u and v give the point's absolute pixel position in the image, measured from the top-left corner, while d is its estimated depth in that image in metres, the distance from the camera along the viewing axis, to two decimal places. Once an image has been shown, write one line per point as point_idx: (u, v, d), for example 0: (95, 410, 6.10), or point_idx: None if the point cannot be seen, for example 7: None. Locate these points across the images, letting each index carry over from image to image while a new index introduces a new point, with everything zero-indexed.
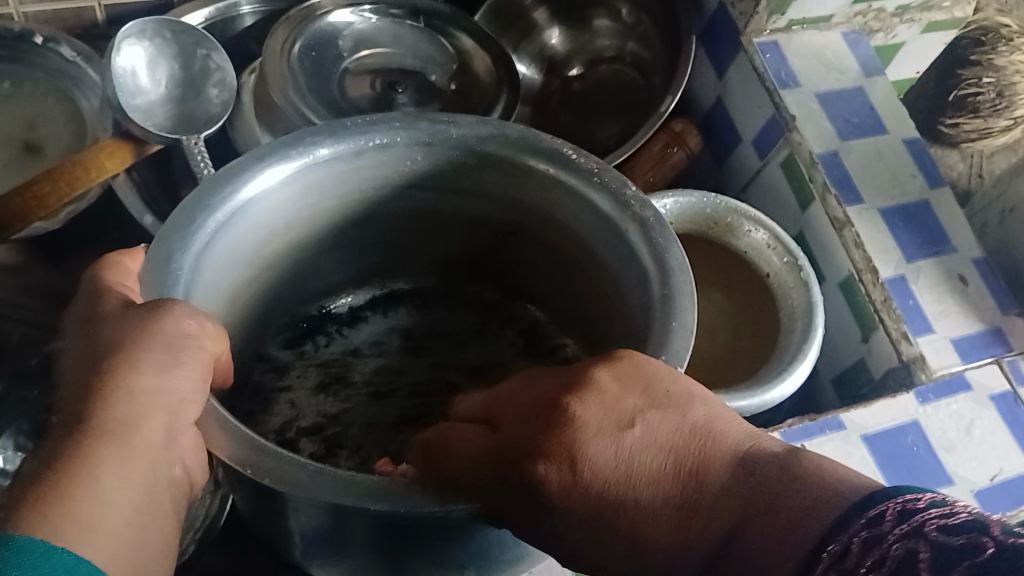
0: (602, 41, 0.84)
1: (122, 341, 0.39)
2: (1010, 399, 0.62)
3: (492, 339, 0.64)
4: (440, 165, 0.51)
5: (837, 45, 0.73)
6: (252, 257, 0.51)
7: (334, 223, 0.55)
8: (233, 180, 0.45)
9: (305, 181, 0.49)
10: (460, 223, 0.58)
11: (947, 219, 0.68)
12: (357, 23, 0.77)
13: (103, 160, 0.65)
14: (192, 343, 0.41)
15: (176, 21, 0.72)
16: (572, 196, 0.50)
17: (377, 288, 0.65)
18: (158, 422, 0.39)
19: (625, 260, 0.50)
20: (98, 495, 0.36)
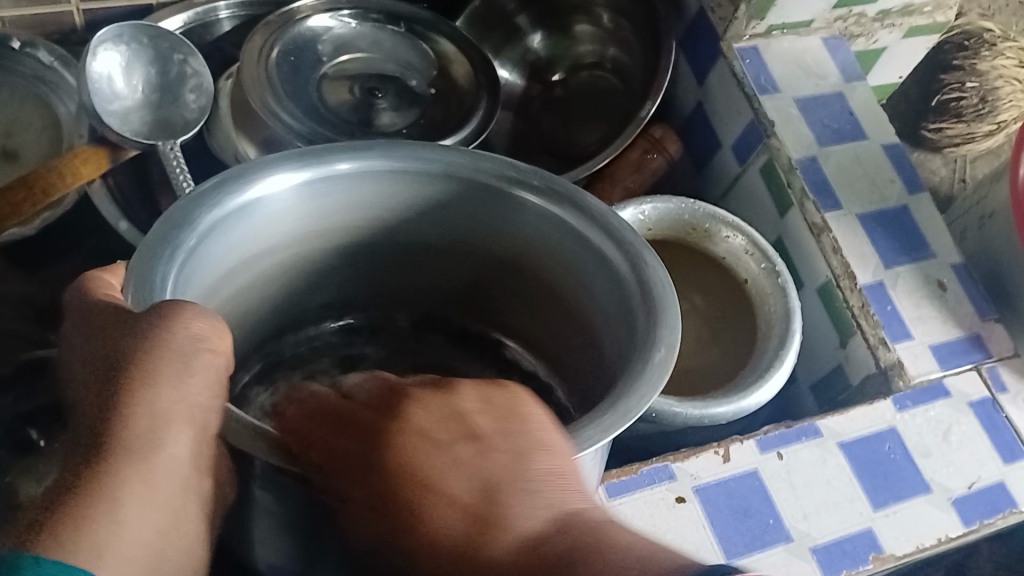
0: (583, 47, 0.84)
1: (134, 350, 0.35)
2: (989, 405, 0.62)
3: (460, 366, 0.61)
4: (415, 191, 0.49)
5: (817, 50, 0.73)
6: (217, 292, 0.46)
7: (306, 255, 0.52)
8: (214, 200, 0.42)
9: (278, 209, 0.46)
10: (433, 254, 0.55)
11: (926, 224, 0.68)
12: (335, 27, 0.77)
13: (79, 167, 0.64)
14: (204, 348, 0.37)
15: (153, 26, 0.71)
16: (573, 233, 0.48)
17: (336, 322, 0.60)
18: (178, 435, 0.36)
19: (615, 297, 0.47)
20: (122, 511, 0.33)
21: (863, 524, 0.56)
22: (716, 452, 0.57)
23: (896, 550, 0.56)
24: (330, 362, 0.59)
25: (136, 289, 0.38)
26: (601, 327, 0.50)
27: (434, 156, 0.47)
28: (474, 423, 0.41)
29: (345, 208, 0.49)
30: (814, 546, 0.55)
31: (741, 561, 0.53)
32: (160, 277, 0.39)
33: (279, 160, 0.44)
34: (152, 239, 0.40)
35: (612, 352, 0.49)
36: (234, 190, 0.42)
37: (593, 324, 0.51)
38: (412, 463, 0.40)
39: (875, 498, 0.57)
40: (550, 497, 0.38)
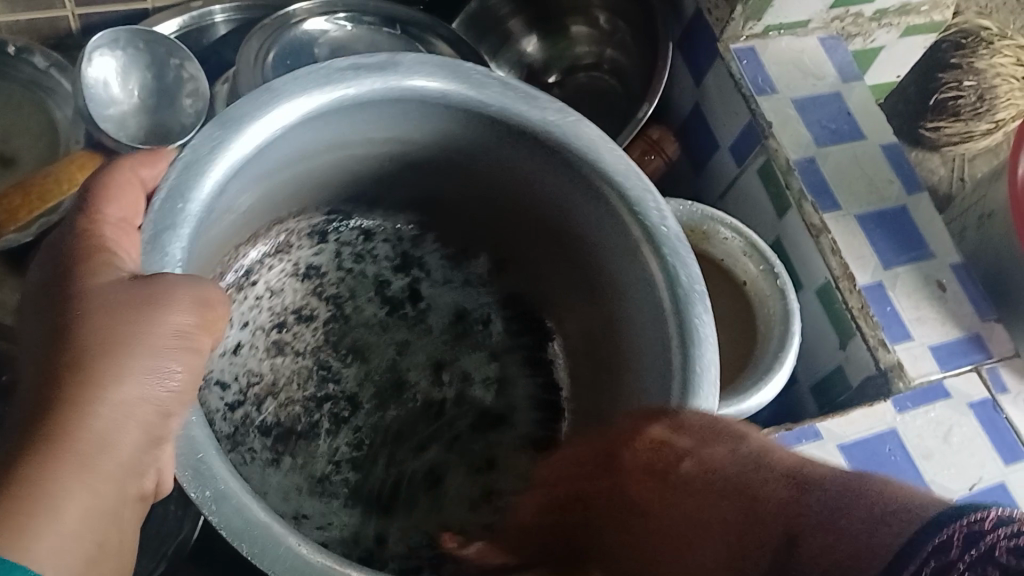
0: (580, 48, 0.84)
1: (105, 336, 0.37)
2: (989, 406, 0.62)
3: (472, 296, 0.64)
4: (446, 125, 0.51)
5: (815, 50, 0.73)
6: (276, 191, 0.53)
7: (335, 165, 0.54)
8: (247, 113, 0.44)
9: (303, 126, 0.47)
10: (468, 189, 0.58)
11: (925, 224, 0.68)
12: (331, 31, 0.77)
13: (75, 172, 0.64)
14: (173, 343, 0.39)
15: (148, 30, 0.71)
16: (595, 188, 0.50)
17: (369, 226, 0.63)
18: (134, 427, 0.37)
19: (622, 248, 0.51)
20: (66, 486, 0.34)
21: None
22: None
23: None
24: (364, 266, 0.62)
25: (150, 225, 0.40)
26: (594, 258, 0.54)
27: (472, 87, 0.48)
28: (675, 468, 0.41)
29: (364, 120, 0.49)
30: None
31: None
32: (177, 213, 0.41)
33: (314, 74, 0.46)
34: (175, 180, 0.42)
35: (619, 292, 0.53)
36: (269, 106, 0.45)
37: (590, 271, 0.55)
38: (695, 498, 0.39)
39: None
40: (735, 506, 0.37)
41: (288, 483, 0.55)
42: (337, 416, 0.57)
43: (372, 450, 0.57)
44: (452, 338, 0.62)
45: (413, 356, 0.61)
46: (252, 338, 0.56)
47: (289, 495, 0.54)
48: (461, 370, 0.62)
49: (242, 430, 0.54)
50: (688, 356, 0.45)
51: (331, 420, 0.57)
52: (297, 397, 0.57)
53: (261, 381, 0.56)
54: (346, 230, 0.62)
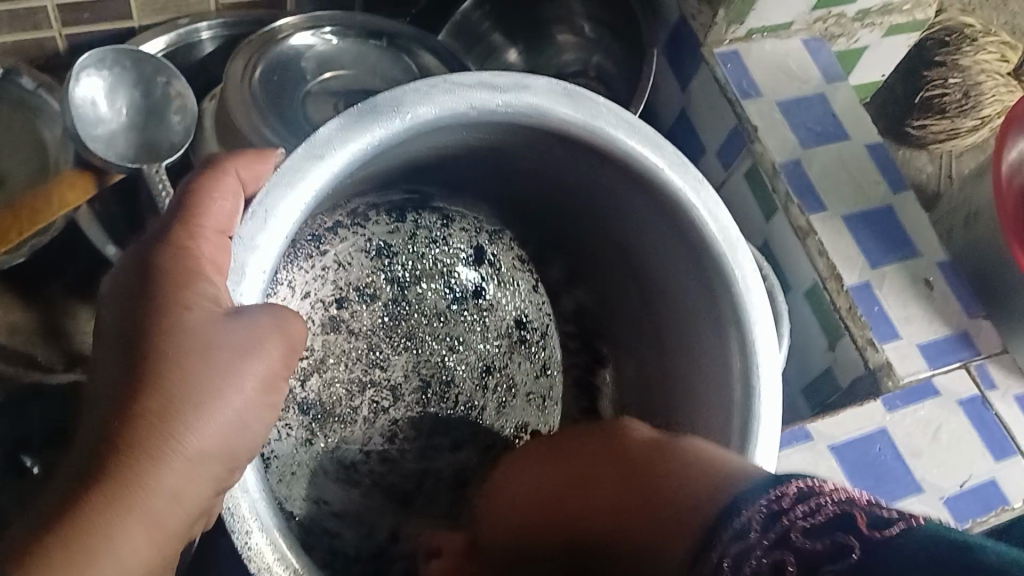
0: (567, 56, 0.84)
1: (193, 380, 0.40)
2: (978, 403, 0.63)
3: (539, 305, 0.65)
4: (540, 140, 0.53)
5: (798, 53, 0.73)
6: (367, 180, 0.55)
7: (428, 162, 0.56)
8: (360, 122, 0.46)
9: (409, 134, 0.49)
10: (550, 191, 0.59)
11: (911, 223, 0.68)
12: (317, 45, 0.77)
13: (66, 193, 0.65)
14: (249, 387, 0.42)
15: (135, 49, 0.71)
16: (677, 219, 0.52)
17: (456, 220, 0.64)
18: (205, 469, 0.40)
19: (689, 270, 0.54)
20: (137, 524, 0.37)
21: None
22: None
23: None
24: (438, 252, 0.63)
25: (244, 226, 0.42)
26: (655, 264, 0.57)
27: (586, 117, 0.50)
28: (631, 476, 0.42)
29: (459, 135, 0.51)
30: None
31: None
32: (261, 214, 0.43)
33: (434, 89, 0.48)
34: (276, 182, 0.43)
35: (679, 297, 0.56)
36: (376, 120, 0.46)
37: (651, 286, 0.58)
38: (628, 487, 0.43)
39: None
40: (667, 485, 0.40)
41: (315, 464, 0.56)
42: (377, 404, 0.59)
43: (405, 446, 0.59)
44: (507, 344, 0.63)
45: (467, 353, 0.62)
46: (312, 311, 0.57)
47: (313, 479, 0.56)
48: (507, 379, 0.63)
49: (287, 403, 0.56)
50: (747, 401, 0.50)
51: (370, 407, 0.59)
52: (342, 378, 0.58)
53: (311, 356, 0.57)
54: (428, 217, 0.63)
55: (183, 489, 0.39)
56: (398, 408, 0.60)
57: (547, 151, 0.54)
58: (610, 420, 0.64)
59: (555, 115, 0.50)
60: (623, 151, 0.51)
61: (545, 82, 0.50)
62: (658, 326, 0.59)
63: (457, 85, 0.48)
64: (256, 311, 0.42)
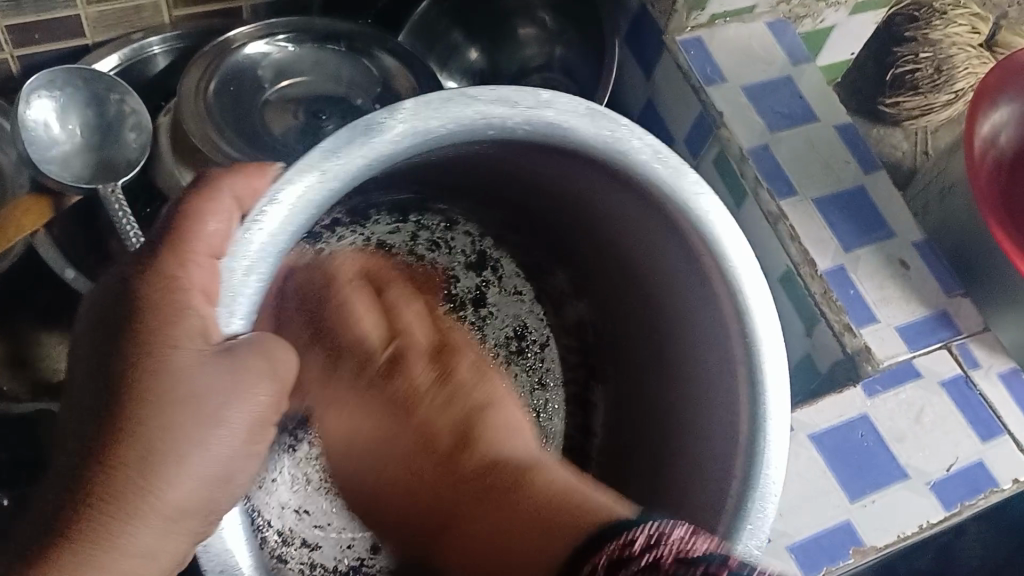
0: (529, 51, 0.83)
1: (173, 430, 0.40)
2: (961, 383, 0.62)
3: (531, 312, 0.66)
4: (538, 154, 0.50)
5: (762, 35, 0.72)
6: (366, 185, 0.52)
7: (431, 166, 0.53)
8: (369, 140, 0.43)
9: (415, 149, 0.46)
10: (545, 195, 0.57)
11: (885, 203, 0.67)
12: (272, 53, 0.75)
13: (21, 219, 0.64)
14: (235, 431, 0.42)
15: (86, 67, 0.69)
16: (690, 237, 0.50)
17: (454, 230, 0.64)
18: (182, 518, 0.40)
19: (696, 288, 0.52)
20: (104, 574, 0.38)
21: (841, 518, 0.56)
22: None
23: (876, 541, 0.55)
24: (439, 259, 0.64)
25: (237, 246, 0.39)
26: (655, 275, 0.56)
27: (603, 135, 0.48)
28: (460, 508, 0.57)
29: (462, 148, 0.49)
30: (791, 544, 0.54)
31: None
32: (258, 239, 0.40)
33: (445, 106, 0.45)
34: (267, 203, 0.40)
35: (683, 309, 0.54)
36: (382, 139, 0.43)
37: (656, 298, 0.57)
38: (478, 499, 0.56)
39: (850, 489, 0.56)
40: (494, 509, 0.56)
41: (299, 475, 0.55)
42: None
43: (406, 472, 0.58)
44: (506, 355, 0.65)
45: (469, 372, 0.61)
46: (304, 324, 0.55)
47: None
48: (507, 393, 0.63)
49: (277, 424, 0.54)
50: (756, 425, 0.48)
51: None
52: None
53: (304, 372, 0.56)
54: (423, 225, 0.63)
55: (156, 538, 0.39)
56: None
57: (549, 161, 0.51)
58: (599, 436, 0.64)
59: (575, 134, 0.47)
60: (637, 171, 0.49)
61: (558, 95, 0.47)
62: (653, 335, 0.58)
63: (473, 99, 0.46)
64: (244, 351, 0.41)
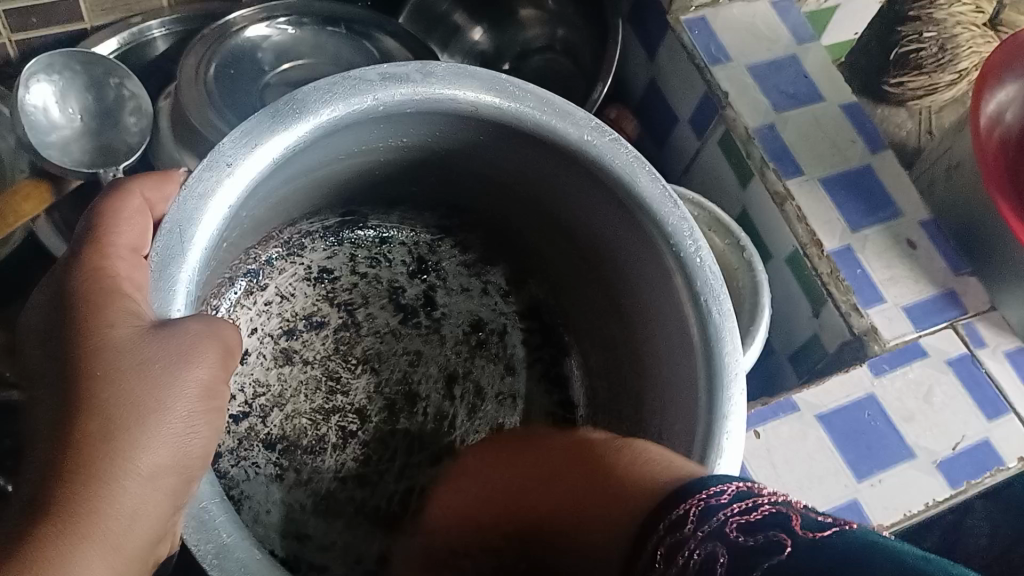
0: (531, 32, 0.83)
1: (136, 394, 0.38)
2: (968, 361, 0.61)
3: (489, 307, 0.63)
4: (461, 131, 0.49)
5: (767, 14, 0.71)
6: (300, 190, 0.51)
7: (351, 167, 0.52)
8: (270, 127, 0.42)
9: (319, 145, 0.46)
10: (479, 185, 0.56)
11: (891, 182, 0.67)
12: (272, 36, 0.75)
13: (20, 204, 0.63)
14: (192, 389, 0.39)
15: (83, 51, 0.69)
16: (619, 201, 0.48)
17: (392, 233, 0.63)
18: (163, 479, 0.37)
19: (643, 252, 0.48)
20: (102, 544, 0.35)
21: (849, 497, 0.55)
22: None
23: (885, 520, 0.55)
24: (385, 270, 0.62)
25: (159, 248, 0.39)
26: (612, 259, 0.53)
27: (498, 96, 0.46)
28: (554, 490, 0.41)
29: (387, 129, 0.48)
30: None
31: None
32: (173, 245, 0.39)
33: (325, 86, 0.44)
34: (181, 206, 0.40)
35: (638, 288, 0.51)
36: (275, 121, 0.43)
37: (611, 283, 0.54)
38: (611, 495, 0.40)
39: (858, 468, 0.56)
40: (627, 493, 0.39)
41: (291, 500, 0.53)
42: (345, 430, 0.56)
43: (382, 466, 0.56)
44: (468, 349, 0.61)
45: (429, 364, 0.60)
46: (261, 346, 0.55)
47: (292, 514, 0.52)
48: (475, 384, 0.60)
49: (246, 442, 0.53)
50: (714, 368, 0.43)
51: (339, 431, 0.56)
52: (304, 409, 0.55)
53: (267, 392, 0.55)
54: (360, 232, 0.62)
55: (144, 501, 0.37)
56: (366, 431, 0.56)
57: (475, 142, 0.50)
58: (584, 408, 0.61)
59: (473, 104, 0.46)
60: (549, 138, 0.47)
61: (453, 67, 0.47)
62: (623, 317, 0.54)
63: (358, 78, 0.45)
64: (185, 320, 0.39)
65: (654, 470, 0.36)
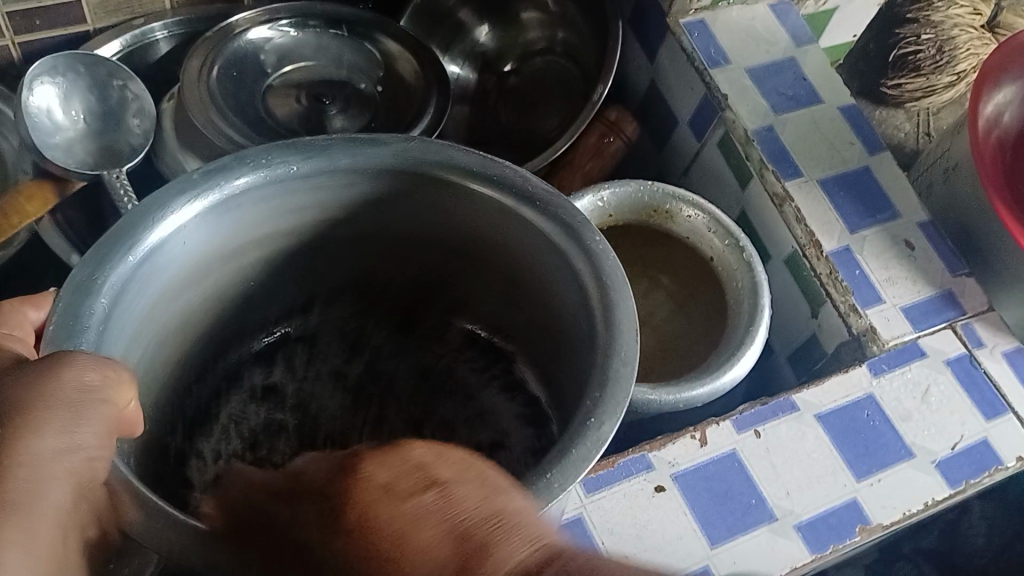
0: (531, 35, 0.84)
1: (21, 398, 0.32)
2: (966, 361, 0.61)
3: (427, 351, 0.61)
4: (359, 186, 0.49)
5: (766, 17, 0.72)
6: (197, 296, 0.50)
7: (247, 253, 0.51)
8: (140, 231, 0.41)
9: (193, 237, 0.45)
10: (376, 244, 0.55)
11: (889, 183, 0.67)
12: (275, 38, 0.75)
13: (24, 206, 0.65)
14: (97, 396, 0.34)
15: (87, 53, 0.69)
16: (534, 228, 0.48)
17: (288, 327, 0.60)
18: (61, 494, 0.31)
19: (560, 267, 0.48)
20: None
21: (847, 496, 0.55)
22: (692, 436, 0.56)
23: (883, 519, 0.55)
24: (299, 363, 0.59)
25: (55, 326, 0.38)
26: (561, 330, 0.52)
27: (364, 146, 0.47)
28: (436, 473, 0.33)
29: (269, 203, 0.47)
30: (798, 523, 0.54)
31: (725, 544, 0.53)
32: None
33: (177, 187, 0.43)
34: (65, 333, 0.38)
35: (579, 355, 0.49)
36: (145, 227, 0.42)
37: (544, 310, 0.53)
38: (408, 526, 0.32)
39: (857, 467, 0.56)
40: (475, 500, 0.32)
41: None
42: None
43: None
44: (426, 393, 0.60)
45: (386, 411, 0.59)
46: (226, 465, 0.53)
47: None
48: (441, 420, 0.59)
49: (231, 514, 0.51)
50: (611, 351, 0.43)
51: None
52: None
53: None
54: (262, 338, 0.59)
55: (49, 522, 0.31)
56: None
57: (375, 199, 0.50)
58: (546, 395, 0.57)
59: (350, 165, 0.47)
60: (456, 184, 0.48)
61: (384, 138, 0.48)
62: (563, 352, 0.52)
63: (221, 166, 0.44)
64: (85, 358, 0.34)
65: (393, 547, 0.31)
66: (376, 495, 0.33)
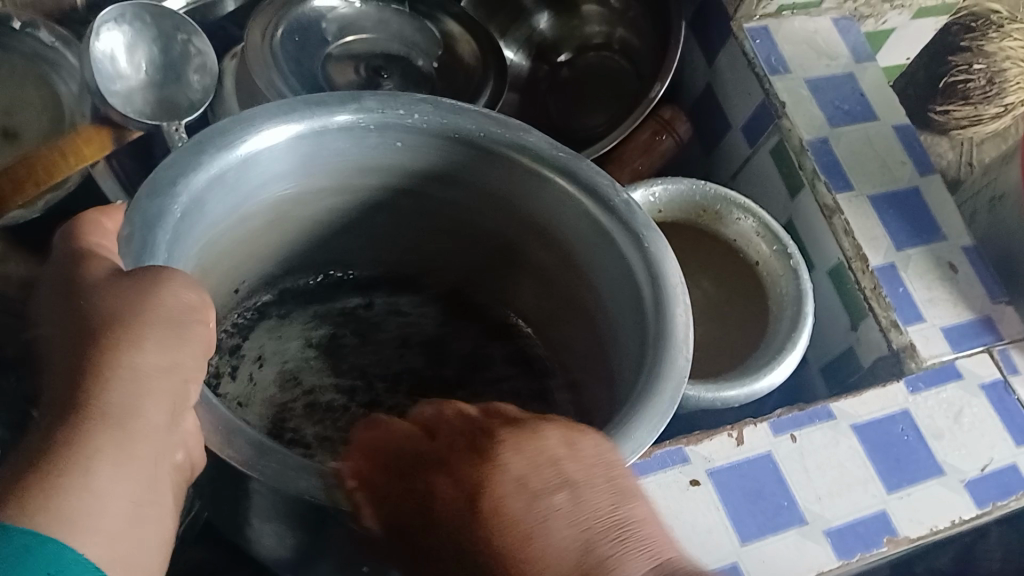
0: (591, 27, 0.85)
1: (119, 313, 0.36)
2: (1000, 388, 0.62)
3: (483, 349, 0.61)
4: (436, 155, 0.49)
5: (828, 31, 0.73)
6: (269, 225, 0.51)
7: (321, 203, 0.52)
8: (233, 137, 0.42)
9: (278, 160, 0.45)
10: (442, 224, 0.56)
11: (938, 207, 0.68)
12: (340, 8, 0.76)
13: (81, 147, 0.64)
14: (192, 317, 0.38)
15: (156, 4, 0.70)
16: (596, 223, 0.48)
17: (350, 273, 0.61)
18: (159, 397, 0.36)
19: (615, 271, 0.48)
20: (112, 503, 0.33)
21: (877, 507, 0.56)
22: (729, 435, 0.56)
23: (909, 532, 0.56)
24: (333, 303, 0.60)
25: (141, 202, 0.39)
26: (602, 324, 0.51)
27: (452, 116, 0.47)
28: (568, 470, 0.35)
29: (353, 149, 0.47)
30: (827, 528, 0.55)
31: (755, 542, 0.53)
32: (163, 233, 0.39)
33: (275, 107, 0.43)
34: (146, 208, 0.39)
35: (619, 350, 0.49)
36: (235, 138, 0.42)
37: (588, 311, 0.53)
38: (492, 518, 0.34)
39: (888, 480, 0.57)
40: (654, 546, 0.33)
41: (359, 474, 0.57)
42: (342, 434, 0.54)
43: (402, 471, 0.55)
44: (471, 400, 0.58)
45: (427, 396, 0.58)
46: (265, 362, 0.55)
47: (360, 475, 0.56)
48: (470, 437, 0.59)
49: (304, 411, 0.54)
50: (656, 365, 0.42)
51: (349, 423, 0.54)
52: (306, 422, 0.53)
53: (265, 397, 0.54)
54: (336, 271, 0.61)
55: (161, 434, 0.36)
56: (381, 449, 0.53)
57: (452, 168, 0.50)
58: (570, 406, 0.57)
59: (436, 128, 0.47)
60: (539, 163, 0.48)
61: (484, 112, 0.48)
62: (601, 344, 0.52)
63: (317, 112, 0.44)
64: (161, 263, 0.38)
65: (522, 543, 0.33)
66: (511, 485, 0.35)
